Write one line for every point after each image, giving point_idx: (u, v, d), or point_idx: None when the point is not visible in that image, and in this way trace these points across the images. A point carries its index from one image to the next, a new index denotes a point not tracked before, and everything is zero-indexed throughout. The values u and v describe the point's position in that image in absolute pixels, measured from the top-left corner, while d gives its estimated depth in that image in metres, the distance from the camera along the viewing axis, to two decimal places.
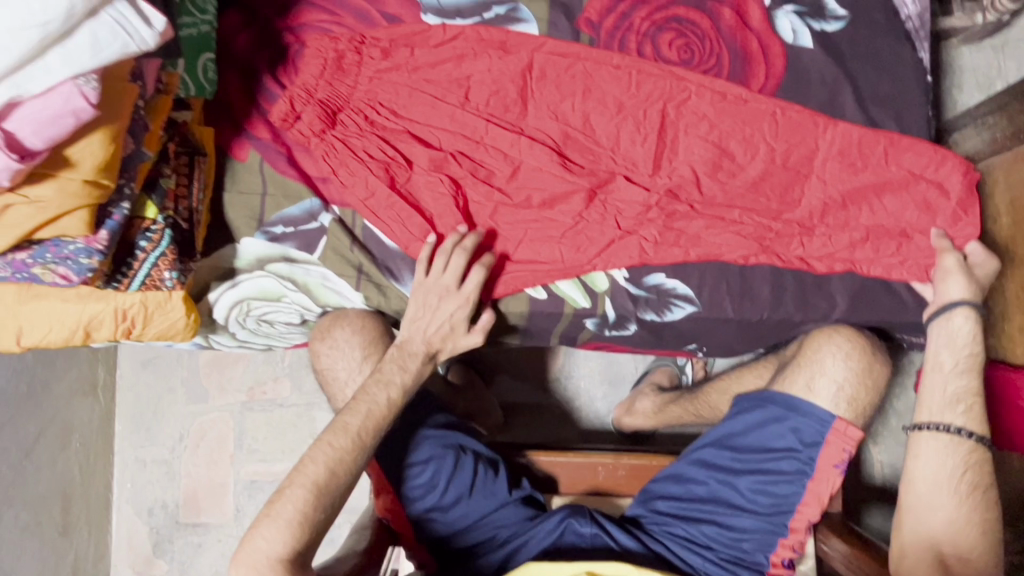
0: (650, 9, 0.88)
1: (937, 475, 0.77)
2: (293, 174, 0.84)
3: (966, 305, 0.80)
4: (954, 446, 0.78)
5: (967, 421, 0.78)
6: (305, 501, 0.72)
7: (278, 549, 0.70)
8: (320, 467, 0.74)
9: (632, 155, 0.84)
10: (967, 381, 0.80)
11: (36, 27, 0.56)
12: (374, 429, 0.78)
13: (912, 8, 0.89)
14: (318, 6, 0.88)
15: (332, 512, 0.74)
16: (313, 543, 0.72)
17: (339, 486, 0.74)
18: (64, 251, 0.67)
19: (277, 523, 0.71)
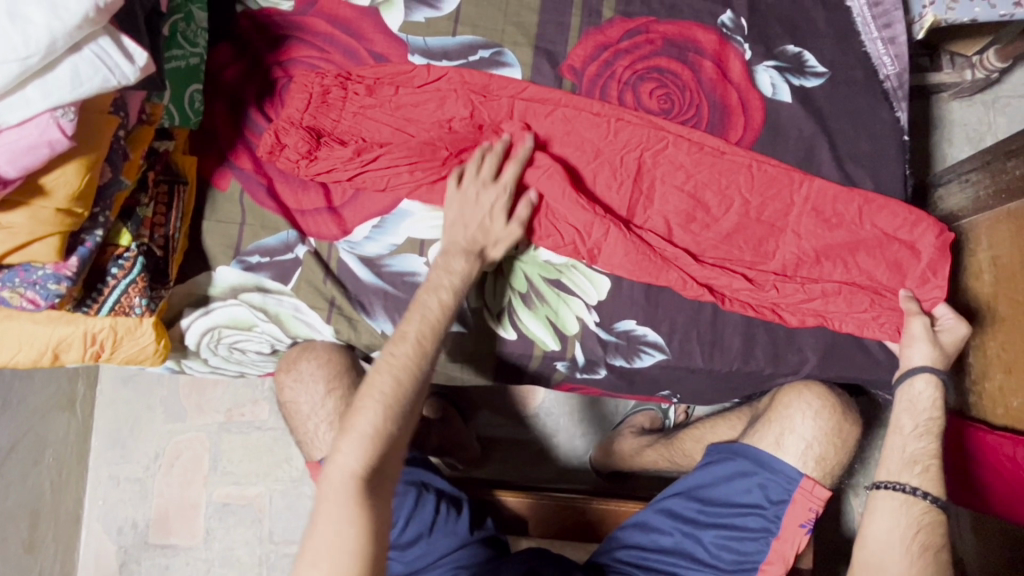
0: (632, 58, 0.90)
1: (891, 534, 0.77)
2: (273, 205, 0.85)
3: (928, 372, 0.80)
4: (909, 504, 0.78)
5: (924, 483, 0.79)
6: (378, 415, 0.71)
7: (356, 461, 0.70)
8: (392, 383, 0.73)
9: (608, 199, 0.85)
10: (926, 443, 0.80)
11: (17, 61, 0.57)
12: (434, 334, 0.76)
13: (891, 69, 0.90)
14: (307, 42, 0.90)
15: (406, 426, 0.73)
16: (387, 456, 0.71)
17: (411, 394, 0.73)
18: (33, 276, 0.68)
19: (353, 437, 0.71)
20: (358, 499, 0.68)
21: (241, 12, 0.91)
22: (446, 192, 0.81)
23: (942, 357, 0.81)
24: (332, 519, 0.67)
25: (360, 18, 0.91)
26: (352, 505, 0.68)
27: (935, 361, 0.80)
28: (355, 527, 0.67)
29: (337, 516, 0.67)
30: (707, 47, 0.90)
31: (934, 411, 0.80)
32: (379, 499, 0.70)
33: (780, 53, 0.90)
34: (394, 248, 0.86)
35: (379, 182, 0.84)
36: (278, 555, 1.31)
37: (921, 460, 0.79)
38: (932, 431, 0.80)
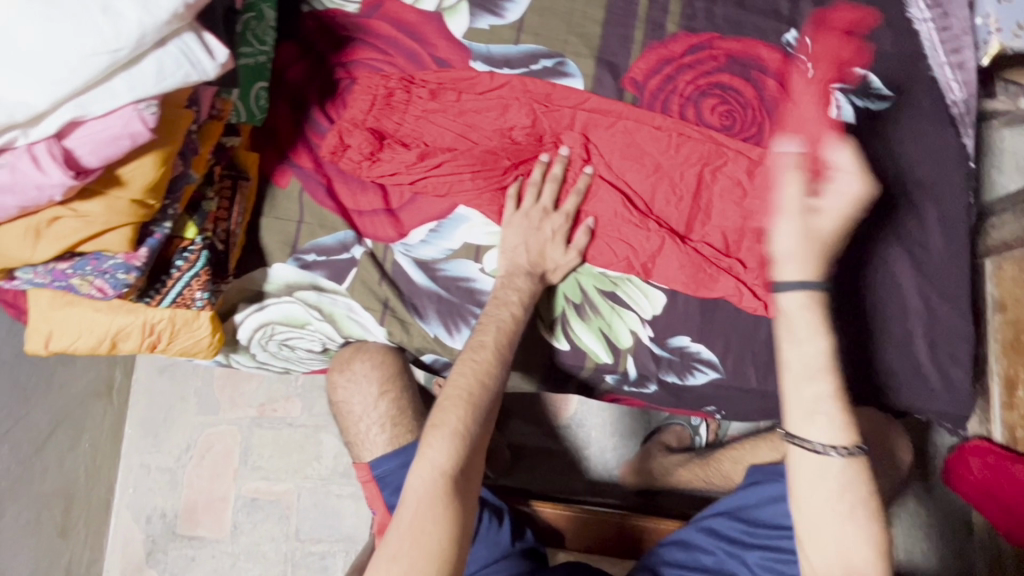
0: (695, 74, 0.89)
1: (815, 495, 0.72)
2: (331, 205, 0.86)
3: (802, 288, 0.75)
4: (838, 466, 0.71)
5: (832, 434, 0.71)
6: (465, 412, 0.72)
7: (446, 457, 0.70)
8: (479, 382, 0.74)
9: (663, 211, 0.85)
10: (824, 382, 0.72)
11: (108, 54, 0.58)
12: (509, 341, 0.77)
13: (959, 95, 0.89)
14: (371, 44, 0.91)
15: (490, 428, 0.75)
16: (474, 455, 0.72)
17: (493, 396, 0.74)
18: (103, 265, 0.69)
19: (443, 434, 0.71)
20: (444, 496, 0.68)
21: (307, 12, 0.92)
22: (507, 214, 0.83)
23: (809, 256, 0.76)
24: (422, 516, 0.67)
25: (424, 23, 0.91)
26: (441, 502, 0.68)
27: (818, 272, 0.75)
28: (443, 524, 0.67)
29: (427, 512, 0.67)
30: (771, 66, 0.89)
31: (820, 341, 0.73)
32: (465, 500, 0.70)
33: (845, 74, 0.89)
34: (449, 252, 0.86)
35: (437, 187, 0.85)
36: (302, 553, 1.30)
37: (826, 403, 0.72)
38: (828, 362, 0.73)
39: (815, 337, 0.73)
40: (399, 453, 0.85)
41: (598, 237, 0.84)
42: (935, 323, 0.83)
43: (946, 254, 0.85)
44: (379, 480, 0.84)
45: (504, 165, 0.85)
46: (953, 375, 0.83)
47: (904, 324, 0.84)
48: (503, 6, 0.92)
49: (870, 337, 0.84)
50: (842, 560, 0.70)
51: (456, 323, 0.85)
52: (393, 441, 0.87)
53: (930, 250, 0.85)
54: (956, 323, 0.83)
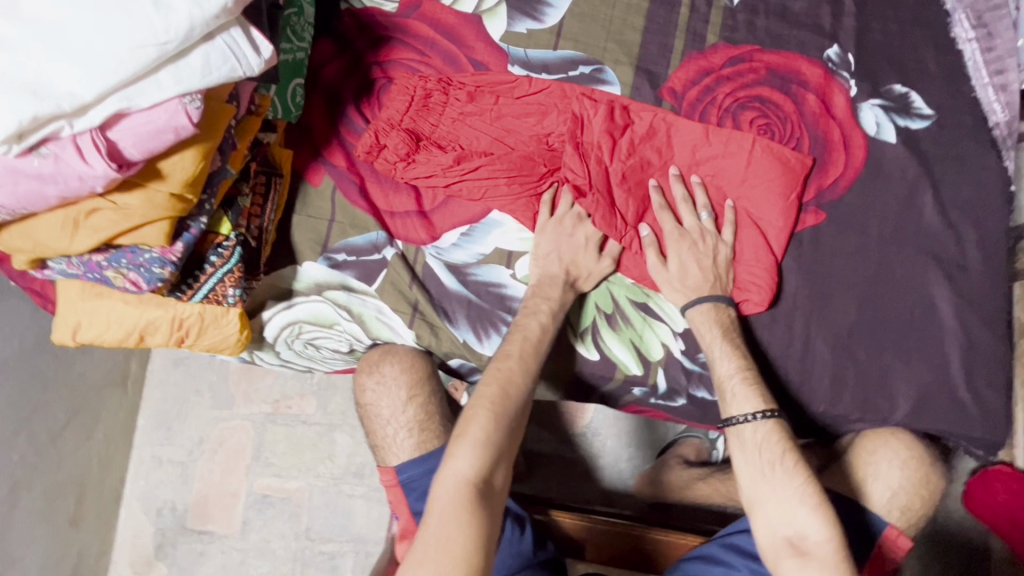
0: (734, 86, 0.88)
1: (755, 462, 0.73)
2: (364, 205, 0.85)
3: (712, 300, 0.79)
4: (758, 431, 0.73)
5: (753, 402, 0.74)
6: (491, 422, 0.72)
7: (472, 466, 0.70)
8: (506, 392, 0.74)
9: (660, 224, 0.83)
10: (731, 361, 0.77)
11: (156, 45, 0.57)
12: (535, 351, 0.77)
13: (1002, 116, 0.88)
14: (408, 44, 0.90)
15: (515, 438, 0.74)
16: (500, 465, 0.72)
17: (517, 406, 0.74)
18: (140, 258, 0.69)
19: (469, 443, 0.71)
20: (468, 505, 0.67)
21: (345, 10, 0.91)
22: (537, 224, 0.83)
23: (705, 270, 0.80)
24: (447, 523, 0.66)
25: (462, 24, 0.91)
26: (465, 511, 0.67)
27: (721, 285, 0.80)
28: (467, 531, 0.66)
29: (452, 519, 0.66)
30: (812, 81, 0.88)
31: (719, 335, 0.78)
32: (490, 509, 0.69)
33: (886, 92, 0.88)
34: (481, 257, 0.85)
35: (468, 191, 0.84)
36: (312, 553, 1.30)
37: (736, 380, 0.76)
38: (730, 344, 0.77)
39: (713, 334, 0.78)
40: (426, 458, 0.84)
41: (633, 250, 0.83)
42: (973, 347, 0.82)
43: (978, 275, 0.84)
44: (404, 485, 0.83)
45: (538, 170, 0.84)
46: (989, 400, 0.81)
47: (939, 346, 0.82)
48: (542, 11, 0.91)
49: (904, 357, 0.82)
50: (787, 526, 0.70)
51: (485, 329, 0.84)
52: (421, 446, 0.86)
53: (968, 272, 0.84)
54: (994, 348, 0.82)
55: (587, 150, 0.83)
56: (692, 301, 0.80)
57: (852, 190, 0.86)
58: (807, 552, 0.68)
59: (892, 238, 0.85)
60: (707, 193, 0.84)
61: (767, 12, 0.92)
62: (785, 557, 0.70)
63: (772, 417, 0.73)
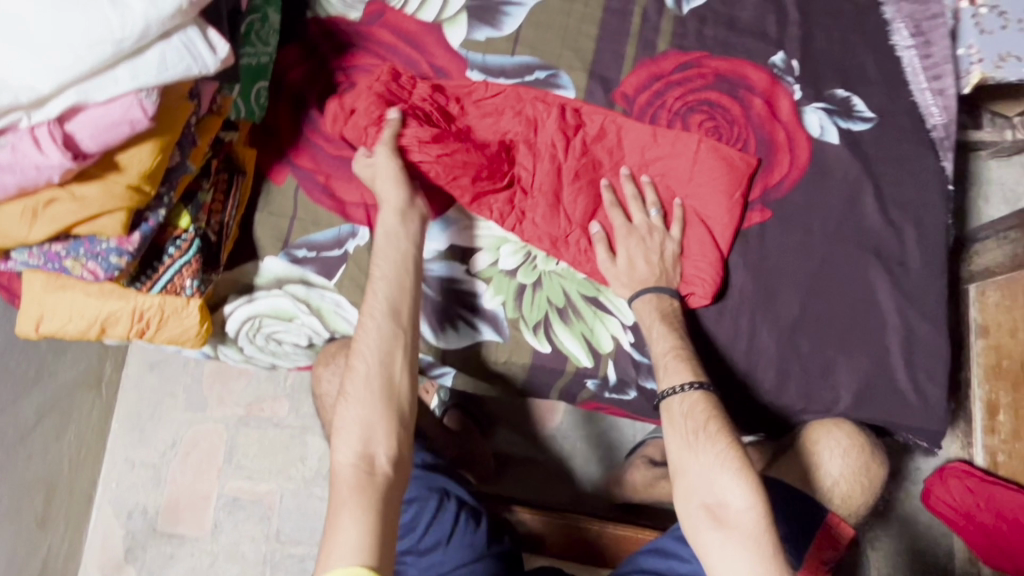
0: (684, 90, 0.92)
1: (681, 434, 0.74)
2: (328, 203, 0.88)
3: (653, 290, 0.81)
4: (687, 402, 0.75)
5: (684, 376, 0.77)
6: (353, 405, 0.72)
7: (352, 450, 0.70)
8: (366, 367, 0.73)
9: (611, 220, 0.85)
10: (670, 341, 0.79)
11: (112, 43, 0.60)
12: (383, 309, 0.76)
13: (939, 119, 0.91)
14: (371, 50, 0.93)
15: (393, 405, 0.73)
16: (381, 439, 0.72)
17: (374, 377, 0.73)
18: (97, 248, 0.72)
19: (343, 430, 0.71)
20: (355, 489, 0.68)
21: (311, 17, 0.95)
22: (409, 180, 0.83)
23: (650, 265, 0.83)
24: (337, 513, 0.67)
25: (423, 32, 0.94)
26: (354, 494, 0.67)
27: (667, 279, 0.83)
28: (360, 513, 0.66)
29: (341, 508, 0.67)
30: (758, 86, 0.92)
31: (663, 329, 0.80)
32: (381, 486, 0.69)
33: (829, 96, 0.92)
34: (436, 253, 0.88)
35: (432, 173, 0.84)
36: (281, 555, 1.30)
37: (670, 358, 0.78)
38: (668, 327, 0.80)
39: (656, 328, 0.80)
40: None
41: (584, 247, 0.86)
42: (913, 341, 0.84)
43: (921, 270, 0.87)
44: None
45: (498, 164, 0.86)
46: (930, 393, 0.83)
47: (881, 338, 0.85)
48: (500, 19, 0.95)
49: (847, 350, 0.84)
50: (708, 493, 0.71)
51: (441, 323, 0.87)
52: None
53: (909, 269, 0.87)
54: (934, 341, 0.84)
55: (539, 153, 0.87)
56: (637, 292, 0.82)
57: (796, 189, 0.89)
58: (726, 521, 0.70)
59: (836, 235, 0.88)
60: (656, 192, 0.87)
61: (717, 21, 0.96)
62: (706, 527, 0.71)
63: (701, 388, 0.76)
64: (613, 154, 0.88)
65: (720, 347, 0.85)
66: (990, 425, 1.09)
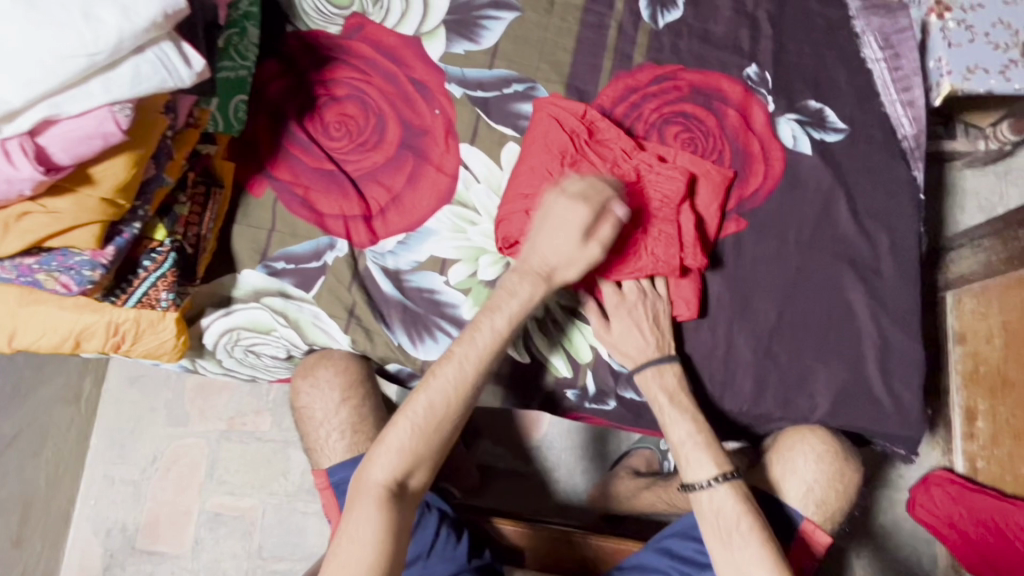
0: (660, 102, 0.93)
1: (718, 528, 0.77)
2: (305, 215, 0.88)
3: (656, 363, 0.82)
4: (715, 496, 0.78)
5: (712, 468, 0.79)
6: (412, 434, 0.73)
7: (387, 475, 0.72)
8: (442, 402, 0.74)
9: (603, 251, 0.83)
10: (688, 423, 0.81)
11: (85, 57, 0.60)
12: (479, 360, 0.76)
13: (909, 130, 0.93)
14: (350, 64, 0.94)
15: (447, 445, 0.76)
16: (417, 474, 0.74)
17: (445, 420, 0.74)
18: (70, 261, 0.71)
19: (387, 450, 0.73)
20: (378, 507, 0.71)
21: (290, 32, 0.95)
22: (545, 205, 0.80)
23: (646, 336, 0.83)
24: (352, 531, 0.70)
25: (403, 45, 0.95)
26: (378, 511, 0.70)
27: (665, 345, 0.84)
28: (375, 543, 0.69)
29: (360, 530, 0.70)
30: (732, 97, 0.94)
31: (679, 414, 0.81)
32: (402, 519, 0.72)
33: (801, 107, 0.94)
34: (416, 264, 0.89)
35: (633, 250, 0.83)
36: (264, 572, 1.28)
37: (689, 444, 0.81)
38: (679, 410, 0.81)
39: (671, 412, 0.81)
40: (355, 460, 0.86)
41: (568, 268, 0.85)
42: (888, 348, 0.85)
43: (895, 277, 0.88)
44: (335, 487, 0.85)
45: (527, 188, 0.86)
46: (905, 399, 0.84)
47: (856, 346, 0.86)
48: (478, 33, 0.96)
49: (823, 358, 0.85)
50: None
51: (420, 333, 0.87)
52: (353, 448, 0.88)
53: (882, 276, 0.88)
54: (908, 348, 0.85)
55: (647, 184, 0.84)
56: (640, 365, 0.83)
57: (771, 199, 0.90)
58: None
59: (810, 244, 0.89)
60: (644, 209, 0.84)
61: (691, 34, 0.97)
62: None
63: (728, 479, 0.78)
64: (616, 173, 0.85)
65: (700, 355, 0.86)
66: (970, 430, 1.10)
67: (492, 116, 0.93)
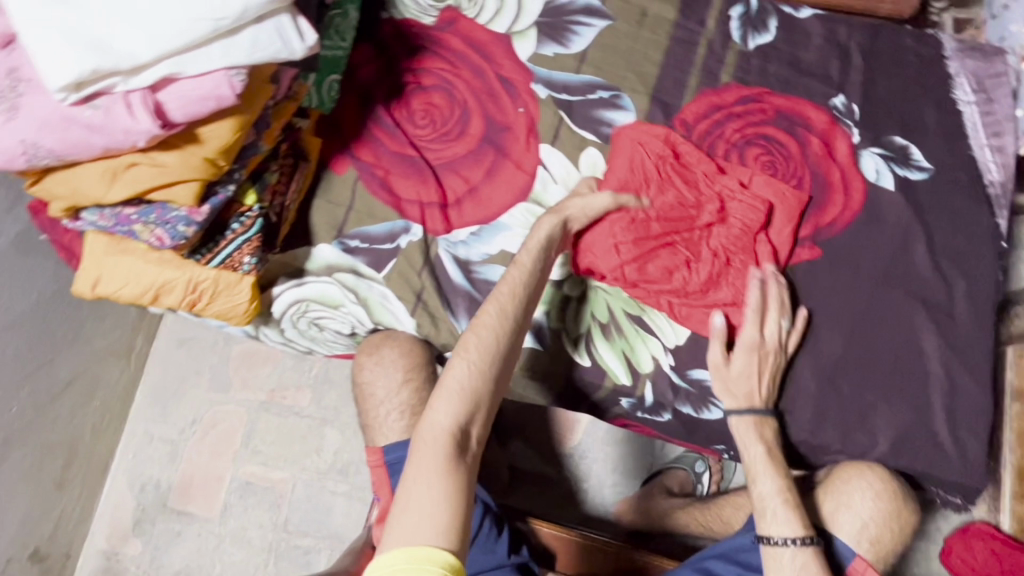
0: (743, 123, 0.93)
1: None
2: (384, 197, 0.90)
3: (756, 413, 0.82)
4: (796, 557, 0.76)
5: (796, 528, 0.78)
6: (468, 374, 0.74)
7: (450, 419, 0.72)
8: (490, 338, 0.76)
9: (686, 282, 0.86)
10: (773, 480, 0.81)
11: (212, 20, 0.62)
12: (520, 298, 0.79)
13: (996, 176, 0.92)
14: (440, 55, 0.96)
15: (499, 385, 0.76)
16: (477, 418, 0.73)
17: (496, 358, 0.75)
18: (168, 216, 0.74)
19: (446, 394, 0.73)
20: (444, 451, 0.70)
21: (386, 19, 0.98)
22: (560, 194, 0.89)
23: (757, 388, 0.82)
24: (420, 481, 0.67)
25: (493, 42, 0.97)
26: (443, 456, 0.69)
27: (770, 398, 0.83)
28: (445, 488, 0.67)
29: (429, 476, 0.68)
30: (816, 125, 0.93)
31: (771, 476, 0.80)
32: (468, 466, 0.70)
33: (887, 142, 0.93)
34: (485, 256, 0.90)
35: (716, 275, 0.86)
36: (287, 546, 1.29)
37: (776, 501, 0.80)
38: (773, 466, 0.81)
39: (760, 468, 0.81)
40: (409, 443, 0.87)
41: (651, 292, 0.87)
42: (956, 393, 0.84)
43: (970, 322, 0.86)
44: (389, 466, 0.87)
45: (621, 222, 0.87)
46: (970, 447, 0.82)
47: (923, 388, 0.84)
48: (569, 37, 0.98)
49: (888, 396, 0.84)
50: None
51: None
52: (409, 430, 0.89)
53: (956, 320, 0.86)
54: (976, 396, 0.83)
55: (729, 212, 0.87)
56: (741, 410, 0.83)
57: (847, 231, 0.90)
58: None
59: (884, 279, 0.88)
60: (727, 238, 0.87)
61: (780, 59, 0.97)
62: None
63: (811, 545, 0.77)
64: (698, 202, 0.88)
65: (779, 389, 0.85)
66: None
67: (575, 120, 0.94)
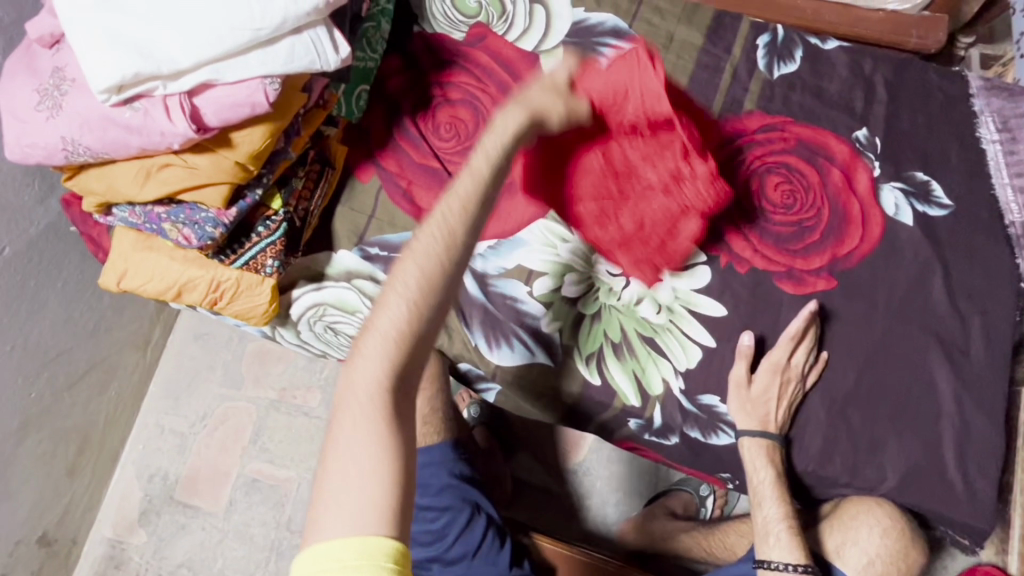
0: (764, 151, 0.94)
1: None
2: (405, 206, 0.92)
3: (761, 435, 0.82)
4: None
5: (795, 556, 0.82)
6: (403, 313, 0.62)
7: (381, 367, 0.62)
8: (425, 266, 0.63)
9: (602, 236, 0.89)
10: (779, 507, 0.83)
11: (250, 31, 0.64)
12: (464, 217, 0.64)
13: (1017, 216, 0.91)
14: (468, 70, 0.97)
15: (438, 319, 0.64)
16: (413, 363, 0.64)
17: (435, 291, 0.63)
18: (196, 216, 0.76)
19: (375, 336, 0.63)
20: (380, 408, 0.61)
21: (417, 32, 1.00)
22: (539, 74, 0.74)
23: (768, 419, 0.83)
24: (353, 446, 0.60)
25: (522, 59, 0.98)
26: (379, 415, 0.61)
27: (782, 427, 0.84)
28: (382, 454, 0.60)
29: (364, 439, 0.60)
30: (838, 156, 0.94)
31: (775, 502, 0.83)
32: (406, 428, 0.62)
33: (907, 177, 0.93)
34: (502, 270, 0.91)
35: (635, 235, 0.89)
36: (289, 545, 1.30)
37: (781, 527, 0.83)
38: (778, 493, 0.83)
39: (759, 494, 0.83)
40: None
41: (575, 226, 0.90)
42: (967, 431, 0.83)
43: (986, 361, 0.86)
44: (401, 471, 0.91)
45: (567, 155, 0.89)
46: (979, 487, 0.81)
47: (934, 424, 0.83)
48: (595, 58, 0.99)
49: (898, 430, 0.84)
50: None
51: (497, 338, 0.90)
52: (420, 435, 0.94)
53: (970, 358, 0.86)
54: (988, 435, 0.83)
55: (681, 185, 0.87)
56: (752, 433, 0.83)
57: (864, 263, 0.90)
58: None
59: (900, 313, 0.88)
60: (659, 207, 0.88)
61: (805, 89, 0.98)
62: None
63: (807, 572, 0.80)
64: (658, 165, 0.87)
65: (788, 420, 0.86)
66: None
67: None
